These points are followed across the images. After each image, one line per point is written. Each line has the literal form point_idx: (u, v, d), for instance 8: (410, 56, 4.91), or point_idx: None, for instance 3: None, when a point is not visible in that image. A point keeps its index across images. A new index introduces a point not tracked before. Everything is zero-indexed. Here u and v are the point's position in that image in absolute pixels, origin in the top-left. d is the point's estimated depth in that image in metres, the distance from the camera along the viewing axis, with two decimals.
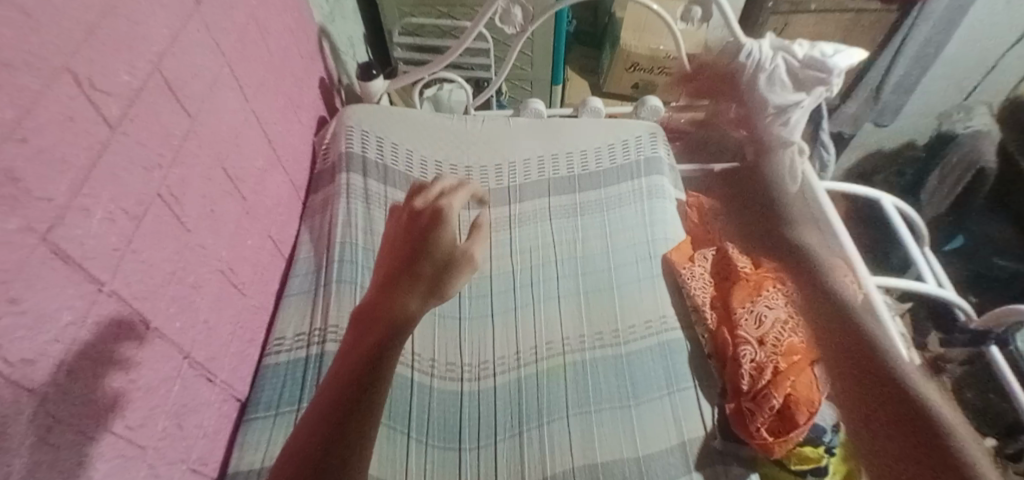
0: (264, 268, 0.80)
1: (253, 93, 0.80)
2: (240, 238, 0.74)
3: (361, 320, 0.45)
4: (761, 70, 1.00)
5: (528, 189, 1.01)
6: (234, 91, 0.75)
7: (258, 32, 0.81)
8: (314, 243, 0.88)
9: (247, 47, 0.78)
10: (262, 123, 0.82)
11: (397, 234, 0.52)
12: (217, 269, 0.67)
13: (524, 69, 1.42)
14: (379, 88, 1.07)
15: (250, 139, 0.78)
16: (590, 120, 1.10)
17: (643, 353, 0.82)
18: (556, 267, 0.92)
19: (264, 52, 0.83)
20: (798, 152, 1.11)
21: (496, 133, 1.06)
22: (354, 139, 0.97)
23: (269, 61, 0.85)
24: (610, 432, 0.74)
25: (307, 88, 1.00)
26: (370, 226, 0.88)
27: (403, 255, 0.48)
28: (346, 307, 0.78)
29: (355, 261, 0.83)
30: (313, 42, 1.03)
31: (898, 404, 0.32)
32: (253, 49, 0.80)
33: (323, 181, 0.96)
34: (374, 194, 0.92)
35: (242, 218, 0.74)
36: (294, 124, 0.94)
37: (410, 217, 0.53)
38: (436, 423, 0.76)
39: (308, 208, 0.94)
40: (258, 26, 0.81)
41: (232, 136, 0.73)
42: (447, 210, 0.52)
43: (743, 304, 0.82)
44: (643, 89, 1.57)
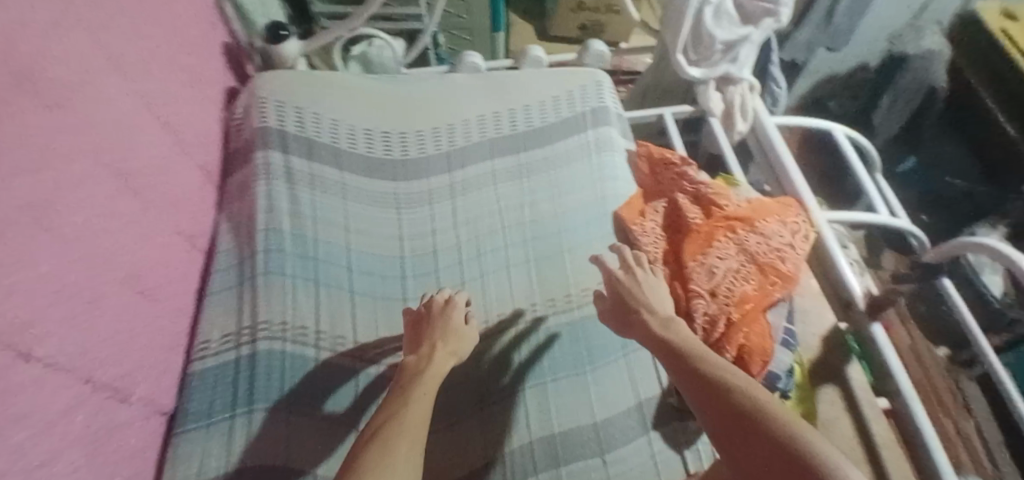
0: (176, 269, 0.73)
1: (138, 74, 0.70)
2: (142, 240, 0.67)
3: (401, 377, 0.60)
4: (708, 4, 0.93)
5: (469, 154, 0.94)
6: (110, 72, 0.65)
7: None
8: (235, 233, 0.80)
9: (122, 21, 0.67)
10: (153, 107, 0.73)
11: (413, 322, 0.69)
12: (115, 278, 0.61)
13: (461, 17, 1.31)
14: (294, 50, 0.96)
15: (140, 127, 0.69)
16: (533, 72, 1.03)
17: (594, 339, 0.78)
18: (503, 236, 0.87)
19: (145, 23, 0.72)
20: (748, 90, 1.06)
21: (432, 94, 0.97)
22: (268, 112, 0.87)
23: (154, 32, 0.74)
24: (567, 400, 0.73)
25: (208, 59, 0.89)
26: (296, 209, 0.80)
27: (412, 339, 0.67)
28: (274, 301, 0.72)
29: (283, 250, 0.76)
30: (209, 4, 0.91)
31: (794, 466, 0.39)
32: (131, 21, 0.69)
33: (238, 164, 0.86)
34: (297, 171, 0.83)
35: (141, 218, 0.67)
36: (197, 101, 0.84)
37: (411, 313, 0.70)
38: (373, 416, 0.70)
39: (226, 194, 0.86)
40: None
41: (117, 126, 0.65)
42: (459, 297, 0.71)
43: (694, 257, 0.80)
44: (591, 31, 1.48)
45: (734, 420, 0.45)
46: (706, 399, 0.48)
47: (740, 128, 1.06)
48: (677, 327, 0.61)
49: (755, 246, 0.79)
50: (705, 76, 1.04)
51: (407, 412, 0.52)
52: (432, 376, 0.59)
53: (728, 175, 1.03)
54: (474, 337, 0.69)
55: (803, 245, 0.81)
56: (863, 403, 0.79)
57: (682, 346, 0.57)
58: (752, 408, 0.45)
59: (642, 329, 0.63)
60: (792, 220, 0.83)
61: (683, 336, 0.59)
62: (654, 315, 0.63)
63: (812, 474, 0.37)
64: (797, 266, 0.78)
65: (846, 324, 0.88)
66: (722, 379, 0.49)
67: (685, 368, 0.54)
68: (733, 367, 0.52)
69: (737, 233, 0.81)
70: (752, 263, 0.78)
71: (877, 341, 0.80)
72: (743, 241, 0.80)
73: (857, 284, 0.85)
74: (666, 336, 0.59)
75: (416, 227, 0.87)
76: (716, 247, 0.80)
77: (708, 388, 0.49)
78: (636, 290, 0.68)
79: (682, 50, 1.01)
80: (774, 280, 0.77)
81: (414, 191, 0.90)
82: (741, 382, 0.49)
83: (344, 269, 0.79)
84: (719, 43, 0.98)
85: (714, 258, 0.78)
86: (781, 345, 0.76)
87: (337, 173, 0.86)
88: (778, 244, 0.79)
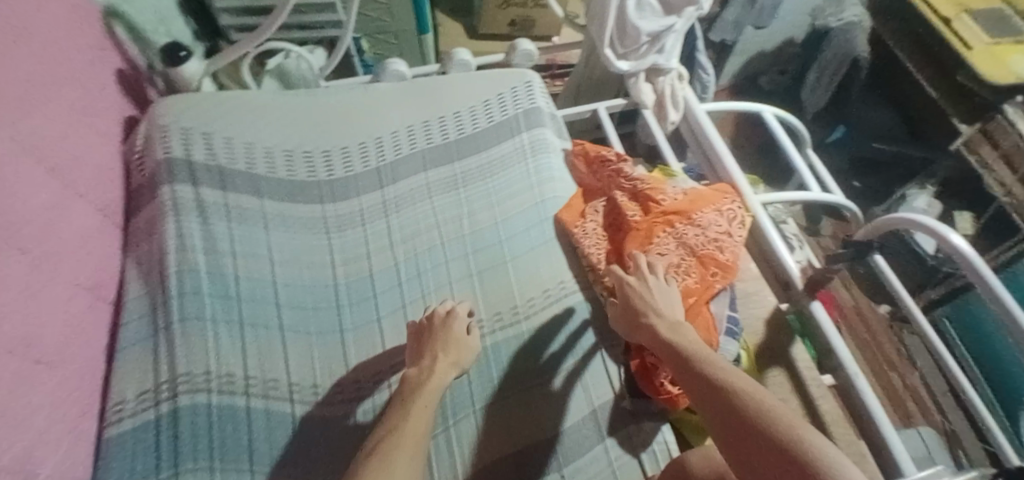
0: (77, 325, 0.66)
1: (19, 110, 0.62)
2: (37, 298, 0.59)
3: (405, 390, 0.63)
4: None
5: (400, 167, 0.90)
6: None
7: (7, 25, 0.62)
8: (145, 279, 0.73)
9: None
10: (36, 147, 0.64)
11: (417, 334, 0.70)
12: (12, 347, 0.53)
13: (383, 21, 1.26)
14: (196, 71, 0.88)
15: (25, 172, 0.61)
16: (462, 76, 0.99)
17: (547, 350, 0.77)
18: (442, 251, 0.84)
19: (22, 51, 0.64)
20: (677, 79, 1.06)
21: (355, 106, 0.92)
22: (172, 141, 0.79)
23: (32, 61, 0.66)
24: (520, 417, 0.71)
25: (99, 88, 0.81)
26: (212, 244, 0.74)
27: (417, 353, 0.68)
28: (193, 352, 0.65)
29: (199, 292, 0.69)
30: (99, 28, 0.83)
31: (785, 457, 0.42)
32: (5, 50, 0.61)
33: (142, 201, 0.79)
34: (210, 204, 0.77)
35: (32, 274, 0.59)
36: (88, 136, 0.76)
37: (414, 326, 0.71)
38: (317, 459, 0.65)
39: (132, 236, 0.79)
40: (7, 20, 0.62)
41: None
42: (459, 311, 0.71)
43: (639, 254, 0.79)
44: (521, 26, 1.45)
45: (733, 419, 0.48)
46: (710, 401, 0.52)
47: (673, 118, 1.06)
48: (685, 330, 0.63)
49: (694, 238, 0.79)
50: (634, 69, 1.04)
51: (408, 426, 0.55)
52: (430, 389, 0.62)
53: (665, 167, 1.04)
54: (476, 346, 0.71)
55: (740, 232, 0.82)
56: (808, 381, 0.82)
57: (684, 347, 0.60)
58: (749, 409, 0.48)
59: (650, 332, 0.65)
60: (728, 208, 0.83)
61: (685, 337, 0.62)
62: (663, 319, 0.64)
63: (801, 466, 0.41)
64: (735, 254, 0.78)
65: (787, 304, 0.88)
66: (726, 381, 0.52)
67: (688, 369, 0.56)
68: (734, 369, 0.55)
69: (675, 227, 0.80)
70: (692, 256, 0.78)
71: (819, 319, 0.80)
72: (682, 234, 0.80)
73: (794, 264, 0.85)
74: (673, 338, 0.61)
75: (349, 251, 0.83)
76: (657, 243, 0.79)
77: (712, 391, 0.52)
78: (637, 286, 0.70)
79: (609, 44, 0.99)
80: (714, 271, 0.77)
81: (344, 212, 0.85)
82: (740, 382, 0.52)
83: (272, 305, 0.74)
84: (644, 36, 0.97)
85: (656, 255, 0.78)
86: (726, 335, 0.76)
87: (256, 202, 0.80)
88: (716, 234, 0.79)
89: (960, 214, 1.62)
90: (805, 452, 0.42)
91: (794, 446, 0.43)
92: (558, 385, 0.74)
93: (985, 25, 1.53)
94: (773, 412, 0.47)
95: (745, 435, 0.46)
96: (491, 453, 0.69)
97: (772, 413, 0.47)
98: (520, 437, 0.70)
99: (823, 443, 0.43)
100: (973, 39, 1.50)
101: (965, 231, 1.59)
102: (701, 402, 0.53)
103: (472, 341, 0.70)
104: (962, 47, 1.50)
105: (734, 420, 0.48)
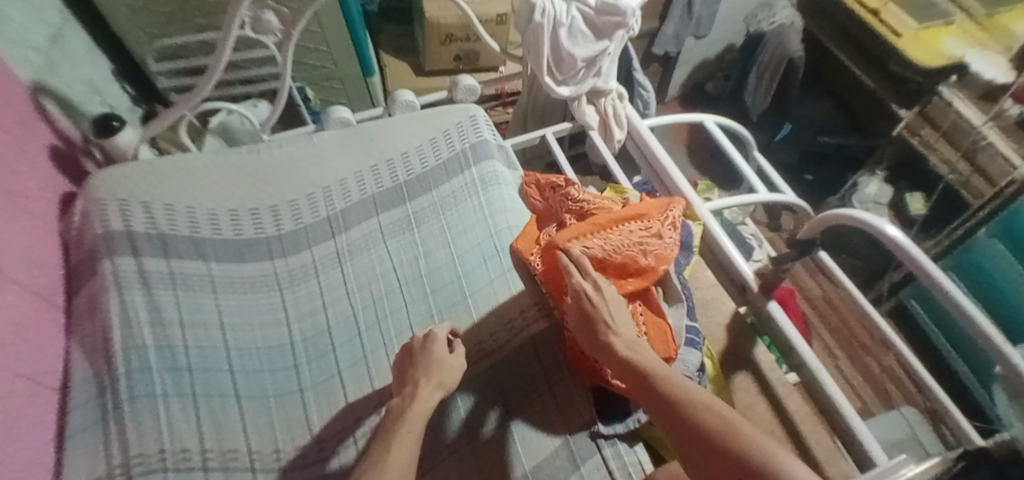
0: (25, 416, 0.61)
1: None
2: None
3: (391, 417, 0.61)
4: (560, 26, 0.93)
5: (351, 215, 0.89)
6: None
7: None
8: (91, 359, 0.70)
9: None
10: None
11: (401, 368, 0.69)
12: None
13: (326, 68, 1.27)
14: (130, 139, 0.87)
15: None
16: (404, 116, 1.00)
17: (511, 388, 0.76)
18: (401, 294, 0.84)
19: None
20: (617, 99, 1.11)
21: (299, 157, 0.92)
22: (110, 214, 0.76)
23: None
24: (492, 457, 0.70)
25: (29, 164, 0.78)
26: (158, 317, 0.71)
27: (402, 382, 0.66)
28: (147, 432, 0.62)
29: (148, 367, 0.66)
30: (26, 102, 0.80)
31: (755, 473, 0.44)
32: None
33: (84, 278, 0.77)
34: (154, 275, 0.74)
35: None
36: (19, 214, 0.72)
37: (400, 357, 0.70)
38: None
39: (75, 316, 0.76)
40: None
41: None
42: (438, 333, 0.70)
43: (565, 240, 0.73)
44: (466, 60, 1.48)
45: (694, 439, 0.49)
46: (669, 421, 0.52)
47: (618, 136, 1.10)
48: (643, 350, 0.62)
49: (618, 240, 0.74)
50: (575, 93, 1.06)
51: (393, 458, 0.54)
52: (414, 414, 0.60)
53: (616, 185, 1.06)
54: (461, 365, 0.69)
55: (670, 233, 0.78)
56: (773, 382, 0.84)
57: (648, 364, 0.59)
58: (710, 426, 0.49)
59: (609, 353, 0.63)
60: (664, 216, 0.79)
61: (646, 355, 0.61)
62: (621, 338, 0.62)
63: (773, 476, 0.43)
64: (658, 259, 0.75)
65: (745, 306, 0.90)
66: (682, 394, 0.53)
67: (655, 385, 0.56)
68: (690, 382, 0.56)
69: (604, 229, 0.75)
70: (617, 254, 0.73)
71: (776, 319, 0.82)
72: (607, 234, 0.74)
73: (746, 266, 0.87)
74: (632, 358, 0.60)
75: (303, 307, 0.82)
76: (584, 238, 0.73)
77: (671, 408, 0.53)
78: (587, 294, 0.66)
79: (547, 72, 1.00)
80: (630, 275, 0.74)
81: (296, 267, 0.84)
82: (697, 397, 0.53)
83: (225, 373, 0.72)
84: (579, 61, 0.99)
85: (581, 248, 0.72)
86: (687, 345, 0.77)
87: (201, 266, 0.79)
88: (642, 237, 0.75)
89: (909, 196, 1.65)
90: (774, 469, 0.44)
91: (763, 461, 0.45)
92: (506, 420, 0.73)
93: (912, 13, 1.63)
94: (743, 426, 0.48)
95: (710, 454, 0.48)
96: None
97: (739, 427, 0.48)
98: (524, 460, 0.70)
99: (790, 457, 0.45)
100: (902, 27, 1.59)
101: (919, 211, 1.62)
102: (662, 422, 0.53)
103: (452, 362, 0.68)
104: (890, 34, 1.60)
105: (706, 437, 0.49)
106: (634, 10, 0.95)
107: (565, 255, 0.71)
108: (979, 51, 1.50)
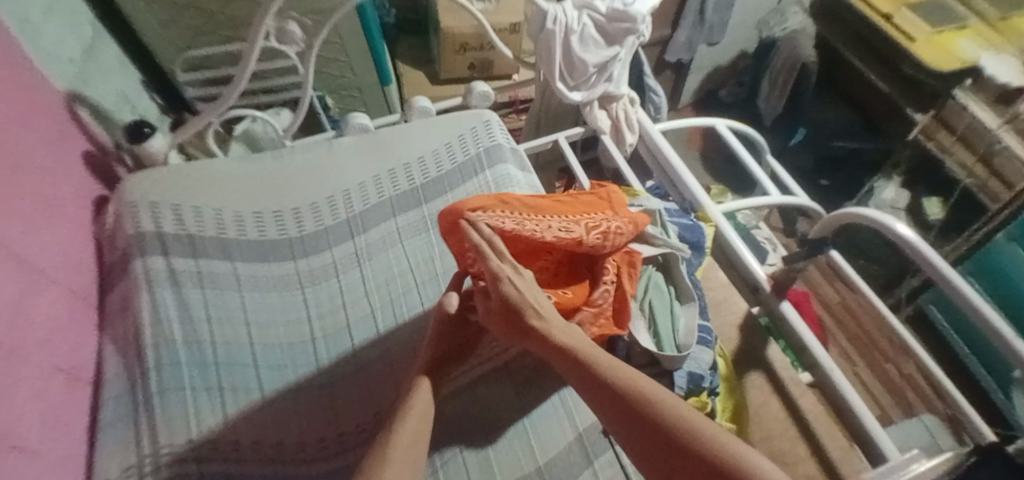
0: (60, 409, 0.64)
1: None
2: (17, 381, 0.57)
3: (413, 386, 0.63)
4: (572, 33, 0.96)
5: (370, 217, 0.92)
6: None
7: None
8: (122, 355, 0.73)
9: None
10: (12, 231, 0.64)
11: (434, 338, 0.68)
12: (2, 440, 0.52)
13: (344, 77, 1.30)
14: (160, 145, 0.91)
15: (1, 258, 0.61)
16: (418, 123, 1.03)
17: (529, 372, 0.78)
18: (418, 293, 0.87)
19: None
20: (629, 104, 1.13)
21: (319, 161, 0.95)
22: (141, 216, 0.80)
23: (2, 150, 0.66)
24: (506, 450, 0.71)
25: (66, 169, 0.82)
26: (187, 314, 0.74)
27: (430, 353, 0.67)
28: (176, 424, 0.65)
29: (177, 362, 0.69)
30: (62, 111, 0.84)
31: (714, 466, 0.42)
32: None
33: (117, 278, 0.80)
34: (183, 274, 0.78)
35: (13, 356, 0.58)
36: (57, 218, 0.76)
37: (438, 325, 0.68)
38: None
39: (108, 314, 0.79)
40: None
41: None
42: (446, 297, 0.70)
43: (472, 209, 0.68)
44: (480, 68, 1.51)
45: (644, 435, 0.47)
46: (617, 414, 0.49)
47: (630, 139, 1.12)
48: (577, 336, 0.59)
49: (529, 228, 0.69)
50: (587, 99, 1.08)
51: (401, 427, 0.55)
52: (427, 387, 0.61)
53: (628, 188, 1.07)
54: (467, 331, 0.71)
55: (593, 239, 0.73)
56: (787, 382, 0.84)
57: (587, 357, 0.55)
58: (671, 425, 0.45)
59: (541, 340, 0.60)
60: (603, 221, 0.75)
61: (583, 344, 0.57)
62: (556, 326, 0.60)
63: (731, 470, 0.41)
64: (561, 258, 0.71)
65: (758, 307, 0.91)
66: (624, 383, 0.50)
67: (598, 378, 0.52)
68: (636, 371, 0.52)
69: (523, 215, 0.72)
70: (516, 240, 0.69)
71: (789, 318, 0.83)
72: (520, 220, 0.70)
73: (759, 267, 0.88)
74: (568, 344, 0.58)
75: (324, 305, 0.84)
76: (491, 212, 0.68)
77: (625, 405, 0.49)
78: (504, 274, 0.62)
79: (560, 78, 1.01)
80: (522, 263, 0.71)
81: (317, 266, 0.87)
82: (652, 391, 0.49)
83: (251, 367, 0.75)
84: (591, 67, 1.01)
85: (483, 222, 0.67)
86: (698, 343, 0.78)
87: (228, 265, 0.82)
88: (553, 234, 0.70)
89: (926, 200, 1.63)
90: (732, 461, 0.41)
91: (719, 455, 0.42)
92: (521, 413, 0.75)
93: (926, 16, 1.63)
94: (699, 417, 0.46)
95: (665, 448, 0.45)
96: None
97: (695, 419, 0.45)
98: (539, 453, 0.72)
99: (750, 448, 0.43)
100: (914, 31, 1.59)
101: (937, 216, 1.60)
102: (617, 422, 0.49)
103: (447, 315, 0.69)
104: (904, 39, 1.59)
105: (661, 432, 0.46)
106: (644, 17, 0.98)
107: (472, 228, 0.66)
108: (995, 53, 1.47)
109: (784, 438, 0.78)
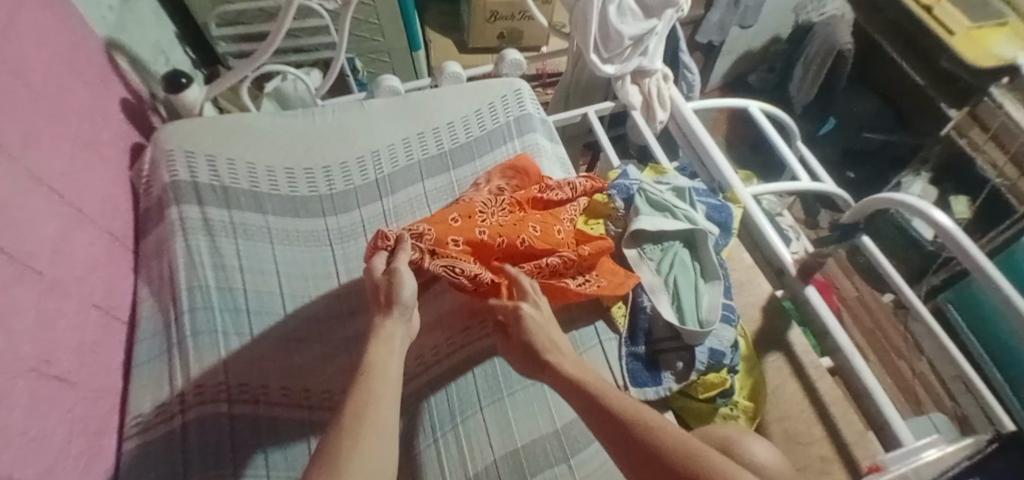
0: (97, 345, 0.66)
1: (39, 137, 0.64)
2: (58, 316, 0.59)
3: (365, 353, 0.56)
4: (610, 3, 0.94)
5: (398, 179, 0.93)
6: (13, 143, 0.59)
7: (25, 59, 0.64)
8: (157, 298, 0.75)
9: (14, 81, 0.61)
10: (54, 171, 0.66)
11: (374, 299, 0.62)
12: (43, 370, 0.54)
13: (375, 40, 1.30)
14: (196, 97, 0.92)
15: (45, 197, 0.62)
16: (446, 89, 1.02)
17: None
18: None
19: (37, 81, 0.66)
20: (662, 80, 1.11)
21: (351, 122, 0.95)
22: (177, 164, 0.83)
23: (47, 92, 0.68)
24: (525, 413, 0.73)
25: (105, 115, 0.83)
26: (218, 261, 0.77)
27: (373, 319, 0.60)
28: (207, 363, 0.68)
29: (208, 306, 0.72)
30: (102, 58, 0.85)
31: None
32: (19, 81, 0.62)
33: (153, 223, 0.82)
34: (215, 223, 0.80)
35: (55, 292, 0.60)
36: (96, 162, 0.77)
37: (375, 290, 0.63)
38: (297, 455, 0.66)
39: (143, 258, 0.81)
40: (25, 55, 0.64)
41: (24, 201, 0.59)
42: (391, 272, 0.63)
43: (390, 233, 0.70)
44: (510, 39, 1.49)
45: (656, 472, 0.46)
46: (626, 448, 0.49)
47: (661, 116, 1.10)
48: (592, 372, 0.59)
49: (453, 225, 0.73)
50: (620, 72, 1.06)
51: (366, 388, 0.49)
52: (383, 344, 0.56)
53: (656, 165, 1.05)
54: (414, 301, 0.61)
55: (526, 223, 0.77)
56: (807, 365, 0.84)
57: (597, 393, 0.55)
58: (680, 462, 0.45)
59: (554, 375, 0.59)
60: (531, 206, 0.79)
61: (594, 379, 0.57)
62: (568, 358, 0.60)
63: None
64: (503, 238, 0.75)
65: (782, 291, 0.91)
66: (635, 417, 0.50)
67: (607, 414, 0.52)
68: (643, 406, 0.53)
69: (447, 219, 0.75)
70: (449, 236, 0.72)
71: (812, 303, 0.82)
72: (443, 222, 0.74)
73: (787, 252, 0.87)
74: (578, 376, 0.58)
75: (352, 261, 0.85)
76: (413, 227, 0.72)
77: (630, 438, 0.49)
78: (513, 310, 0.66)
79: (594, 49, 1.00)
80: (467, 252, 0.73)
81: (345, 225, 0.88)
82: (653, 422, 0.50)
83: (278, 315, 0.76)
84: (627, 39, 0.99)
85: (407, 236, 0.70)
86: (720, 321, 0.78)
87: (260, 218, 0.83)
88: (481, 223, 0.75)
89: (954, 198, 1.58)
90: None
91: None
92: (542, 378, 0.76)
93: (960, 6, 1.52)
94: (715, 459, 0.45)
95: None
96: (501, 448, 0.70)
97: (711, 459, 0.45)
98: (557, 418, 0.73)
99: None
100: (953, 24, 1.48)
101: (963, 214, 1.55)
102: (614, 448, 0.50)
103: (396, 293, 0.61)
104: (943, 33, 1.49)
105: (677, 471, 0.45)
106: None
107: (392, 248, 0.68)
108: None
109: (800, 419, 0.79)
